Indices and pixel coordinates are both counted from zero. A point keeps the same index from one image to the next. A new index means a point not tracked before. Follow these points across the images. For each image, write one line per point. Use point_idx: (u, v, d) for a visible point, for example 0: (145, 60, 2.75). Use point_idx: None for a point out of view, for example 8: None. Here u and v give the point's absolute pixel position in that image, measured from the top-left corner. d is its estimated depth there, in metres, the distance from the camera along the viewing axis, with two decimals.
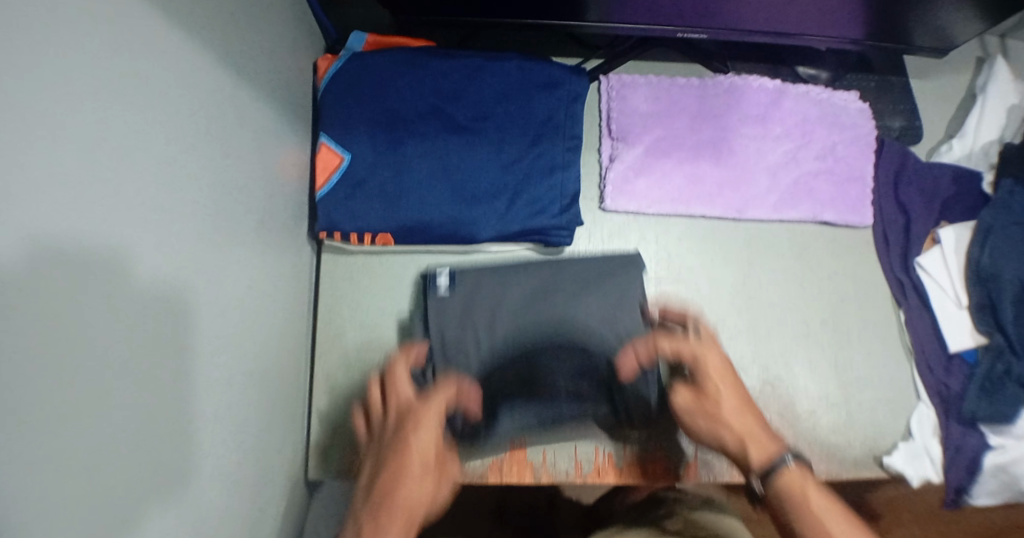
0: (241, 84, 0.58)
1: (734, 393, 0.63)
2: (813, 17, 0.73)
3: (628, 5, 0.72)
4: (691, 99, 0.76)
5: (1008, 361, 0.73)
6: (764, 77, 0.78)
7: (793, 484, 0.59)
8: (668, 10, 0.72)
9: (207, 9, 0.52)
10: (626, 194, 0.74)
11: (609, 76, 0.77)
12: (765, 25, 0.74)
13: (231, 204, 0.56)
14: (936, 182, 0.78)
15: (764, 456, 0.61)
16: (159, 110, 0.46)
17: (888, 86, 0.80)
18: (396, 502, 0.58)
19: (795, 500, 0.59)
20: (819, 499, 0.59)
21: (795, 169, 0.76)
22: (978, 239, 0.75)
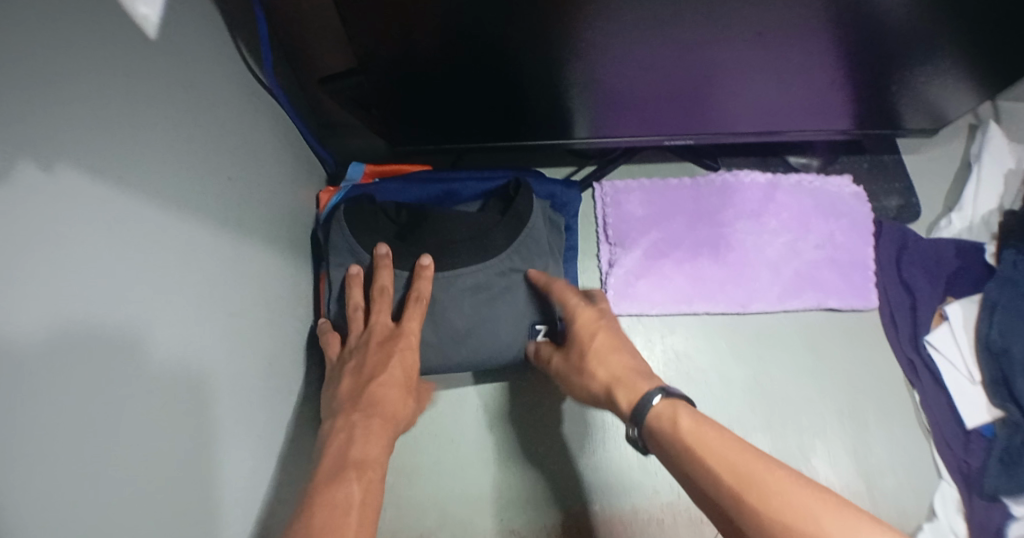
0: (260, 242, 0.60)
1: (608, 354, 0.59)
2: (799, 115, 0.76)
3: (621, 118, 0.74)
4: (686, 199, 0.78)
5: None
6: (755, 171, 0.79)
7: (669, 418, 0.52)
8: (658, 120, 0.75)
9: (228, 188, 0.55)
10: (628, 296, 0.75)
11: (602, 182, 0.79)
12: (753, 124, 0.77)
13: (258, 361, 0.58)
14: (939, 257, 0.78)
15: (636, 389, 0.55)
16: (198, 302, 0.48)
17: (881, 164, 0.82)
18: (368, 439, 0.55)
19: (671, 449, 0.50)
20: (696, 434, 0.49)
21: (794, 260, 0.76)
22: (986, 313, 0.75)
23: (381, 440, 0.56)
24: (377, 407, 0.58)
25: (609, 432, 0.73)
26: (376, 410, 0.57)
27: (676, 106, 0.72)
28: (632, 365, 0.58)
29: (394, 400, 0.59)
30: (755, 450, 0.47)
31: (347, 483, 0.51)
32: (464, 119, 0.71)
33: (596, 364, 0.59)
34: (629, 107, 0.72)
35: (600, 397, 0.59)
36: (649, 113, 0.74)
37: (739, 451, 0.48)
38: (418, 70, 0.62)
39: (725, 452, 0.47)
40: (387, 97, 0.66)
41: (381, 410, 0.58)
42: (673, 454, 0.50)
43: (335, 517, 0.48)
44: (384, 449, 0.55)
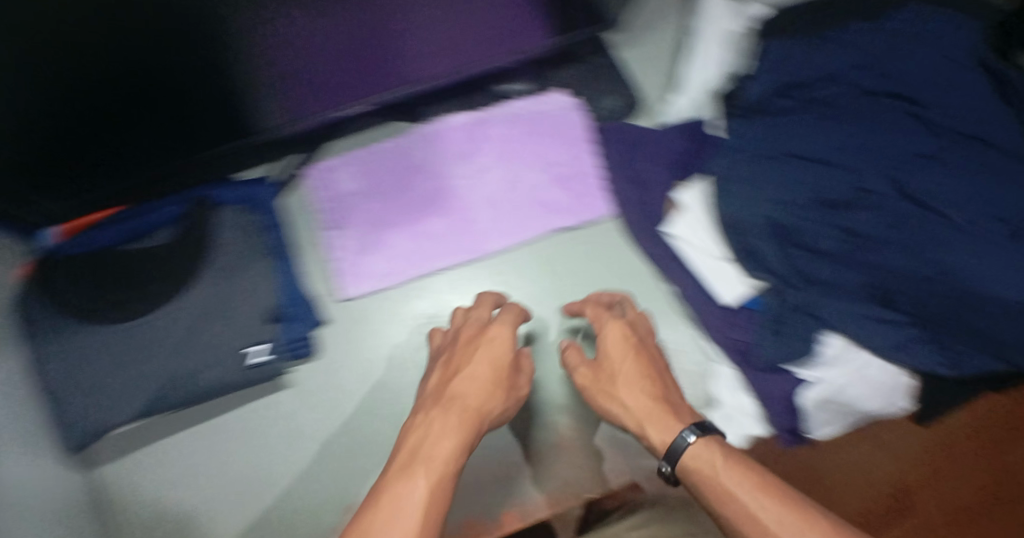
0: None
1: (634, 400, 0.62)
2: (498, 38, 0.73)
3: (312, 90, 0.69)
4: (396, 161, 0.75)
5: (792, 296, 0.70)
6: (456, 113, 0.76)
7: (697, 470, 0.55)
8: (351, 81, 0.70)
9: None
10: (359, 276, 0.73)
11: (311, 166, 0.75)
12: (444, 60, 0.72)
13: None
14: (664, 144, 0.75)
15: (664, 436, 0.59)
16: None
17: (593, 68, 0.79)
18: (455, 420, 0.57)
19: (706, 483, 0.54)
20: (731, 476, 0.53)
21: (516, 191, 0.75)
22: (716, 191, 0.72)
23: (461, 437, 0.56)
24: (451, 398, 0.60)
25: (376, 415, 0.70)
26: (460, 407, 0.59)
27: (367, 62, 0.68)
28: (653, 403, 0.62)
29: (450, 386, 0.61)
30: (777, 482, 0.53)
31: (415, 479, 0.51)
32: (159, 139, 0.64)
33: (624, 390, 0.63)
34: (322, 76, 0.67)
35: (626, 424, 0.63)
36: (339, 77, 0.69)
37: (805, 521, 0.49)
38: (83, 83, 0.53)
39: (759, 498, 0.51)
40: (67, 136, 0.57)
41: (460, 410, 0.58)
42: (705, 492, 0.54)
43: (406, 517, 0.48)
44: (460, 437, 0.56)
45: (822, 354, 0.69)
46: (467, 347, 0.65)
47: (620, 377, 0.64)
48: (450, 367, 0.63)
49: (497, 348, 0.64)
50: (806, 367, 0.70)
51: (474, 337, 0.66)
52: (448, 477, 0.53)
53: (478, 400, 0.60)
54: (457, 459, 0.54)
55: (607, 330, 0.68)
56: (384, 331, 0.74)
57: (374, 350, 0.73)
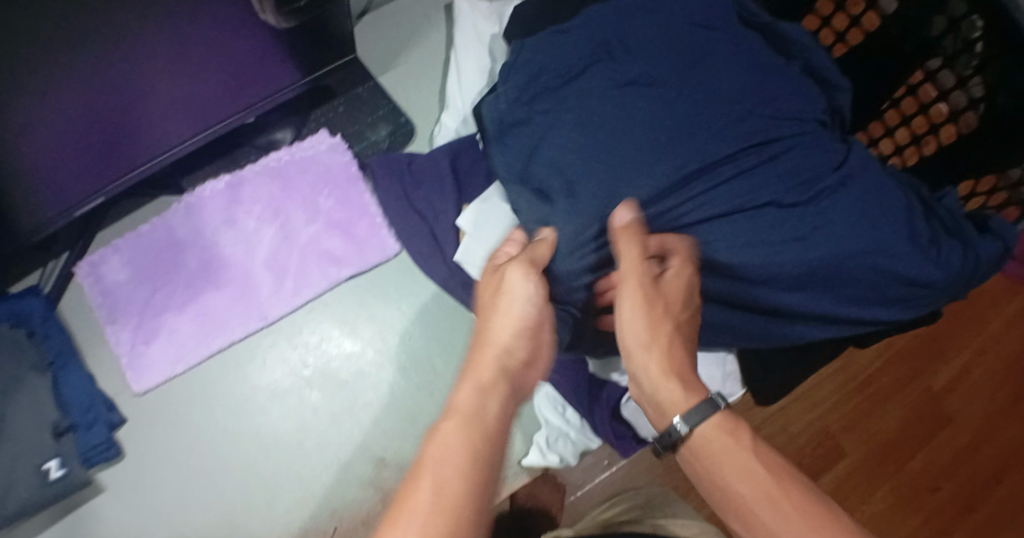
0: None
1: (647, 319, 0.45)
2: (238, 90, 0.69)
3: (45, 187, 0.65)
4: (165, 239, 0.72)
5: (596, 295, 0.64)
6: (212, 180, 0.73)
7: (701, 458, 0.44)
8: (90, 167, 0.66)
9: None
10: (143, 369, 0.69)
11: (81, 263, 0.72)
12: (186, 126, 0.69)
13: None
14: (438, 169, 0.71)
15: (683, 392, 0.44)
16: None
17: (357, 99, 0.75)
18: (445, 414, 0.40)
19: (716, 470, 0.42)
20: (758, 471, 0.41)
21: (290, 247, 0.72)
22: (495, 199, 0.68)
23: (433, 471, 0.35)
24: (483, 333, 0.45)
25: (190, 510, 0.67)
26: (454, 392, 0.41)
27: (97, 144, 0.64)
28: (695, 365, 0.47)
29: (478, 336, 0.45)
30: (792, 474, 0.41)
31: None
32: None
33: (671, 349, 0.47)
34: (48, 168, 0.63)
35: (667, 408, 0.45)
36: (71, 166, 0.65)
37: (781, 503, 0.39)
38: None
39: (795, 504, 0.39)
40: None
41: (443, 416, 0.39)
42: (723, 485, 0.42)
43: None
44: (458, 438, 0.37)
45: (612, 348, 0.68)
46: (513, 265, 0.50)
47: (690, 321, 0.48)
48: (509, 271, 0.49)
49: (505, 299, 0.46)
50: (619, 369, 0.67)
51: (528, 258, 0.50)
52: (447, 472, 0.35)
53: (467, 398, 0.41)
54: (491, 380, 0.42)
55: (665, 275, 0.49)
56: (186, 419, 0.70)
57: (179, 441, 0.69)
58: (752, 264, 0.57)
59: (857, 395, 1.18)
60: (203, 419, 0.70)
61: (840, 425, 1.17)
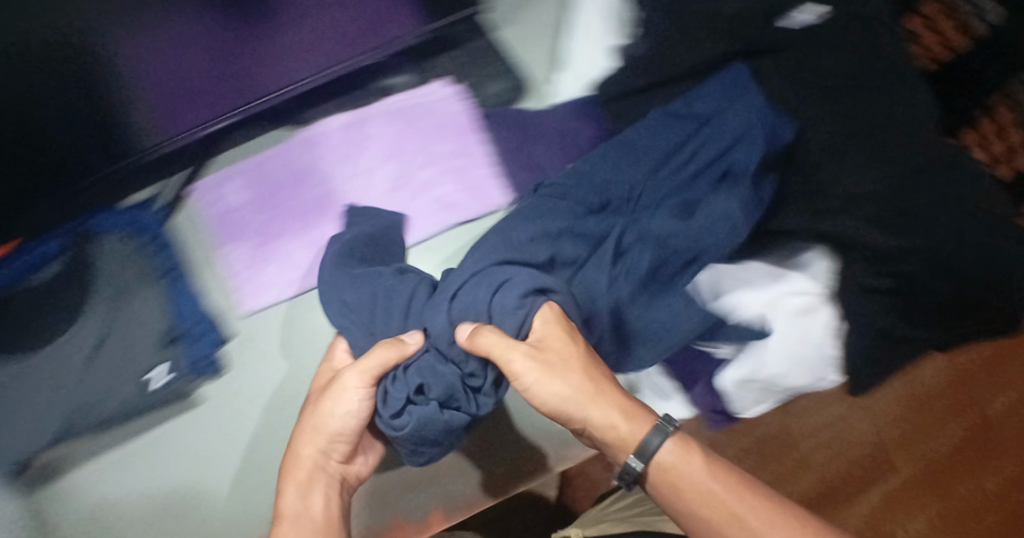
0: None
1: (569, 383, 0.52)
2: (361, 28, 0.68)
3: (166, 107, 0.65)
4: (285, 165, 0.74)
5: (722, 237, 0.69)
6: (338, 113, 0.74)
7: (677, 467, 0.52)
8: (212, 93, 0.67)
9: None
10: (255, 290, 0.71)
11: (198, 183, 0.74)
12: (305, 61, 0.69)
13: None
14: (557, 125, 0.73)
15: (639, 430, 0.52)
16: None
17: (476, 49, 0.75)
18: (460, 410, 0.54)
19: (675, 489, 0.52)
20: (720, 491, 0.51)
21: (405, 188, 0.73)
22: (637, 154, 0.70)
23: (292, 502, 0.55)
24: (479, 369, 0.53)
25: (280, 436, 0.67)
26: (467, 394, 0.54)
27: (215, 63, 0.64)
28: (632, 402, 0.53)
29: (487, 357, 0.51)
30: (737, 478, 0.53)
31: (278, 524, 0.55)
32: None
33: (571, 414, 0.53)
34: (167, 78, 0.63)
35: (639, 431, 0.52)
36: (193, 88, 0.65)
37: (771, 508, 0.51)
38: None
39: (739, 493, 0.52)
40: None
41: (302, 456, 0.56)
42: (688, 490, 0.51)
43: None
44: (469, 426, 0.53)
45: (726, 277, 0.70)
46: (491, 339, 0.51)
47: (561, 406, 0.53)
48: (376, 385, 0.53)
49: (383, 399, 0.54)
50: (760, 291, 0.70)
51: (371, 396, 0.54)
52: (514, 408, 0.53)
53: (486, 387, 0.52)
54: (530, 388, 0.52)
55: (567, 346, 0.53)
56: (283, 349, 0.70)
57: (275, 367, 0.70)
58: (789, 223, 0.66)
59: (979, 433, 0.98)
60: (298, 352, 0.70)
61: (957, 463, 0.97)
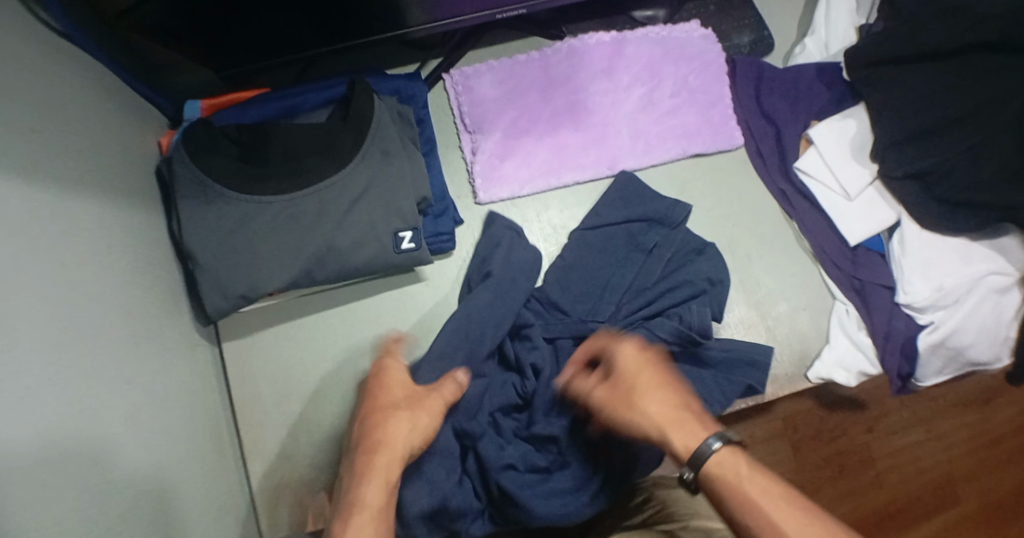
0: (86, 172, 0.57)
1: (663, 403, 0.53)
2: None
3: None
4: (535, 71, 0.77)
5: (931, 211, 0.74)
6: (599, 32, 0.78)
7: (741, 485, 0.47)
8: None
9: (44, 90, 0.53)
10: (495, 181, 0.74)
11: (452, 71, 0.76)
12: None
13: (99, 281, 0.54)
14: (797, 83, 0.78)
15: (687, 439, 0.51)
16: (11, 203, 0.46)
17: (728, 4, 0.81)
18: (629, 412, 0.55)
19: (735, 498, 0.46)
20: (756, 485, 0.46)
21: (649, 113, 0.77)
22: (876, 117, 0.76)
23: (384, 476, 0.50)
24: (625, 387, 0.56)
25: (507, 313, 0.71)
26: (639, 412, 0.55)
27: None
28: (691, 414, 0.52)
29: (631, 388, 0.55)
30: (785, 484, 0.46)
31: (359, 487, 0.49)
32: (288, 15, 0.65)
33: (649, 400, 0.54)
34: None
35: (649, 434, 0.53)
36: None
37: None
38: None
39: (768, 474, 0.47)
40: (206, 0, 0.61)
41: (389, 448, 0.52)
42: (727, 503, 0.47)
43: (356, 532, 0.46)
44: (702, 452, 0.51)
45: (938, 248, 0.75)
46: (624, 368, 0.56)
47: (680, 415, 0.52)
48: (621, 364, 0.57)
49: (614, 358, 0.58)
50: (979, 261, 0.74)
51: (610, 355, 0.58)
52: (657, 403, 0.53)
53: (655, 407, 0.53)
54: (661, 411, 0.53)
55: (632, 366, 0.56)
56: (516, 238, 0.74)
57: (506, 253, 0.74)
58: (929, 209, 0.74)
59: (983, 452, 0.98)
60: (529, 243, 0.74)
61: (960, 471, 0.97)
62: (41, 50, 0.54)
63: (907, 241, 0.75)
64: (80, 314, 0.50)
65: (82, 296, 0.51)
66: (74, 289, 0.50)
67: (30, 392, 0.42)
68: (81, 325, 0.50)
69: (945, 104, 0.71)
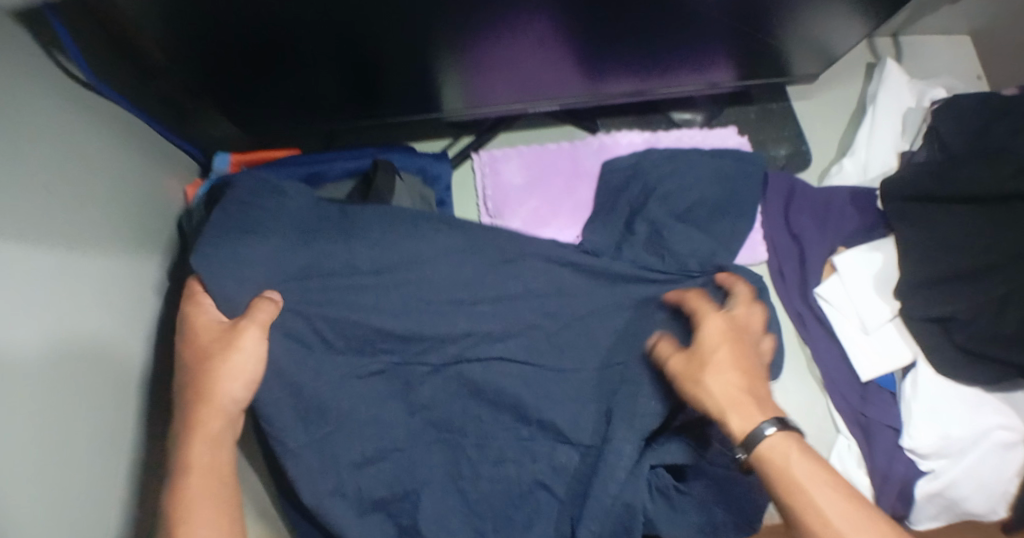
0: (112, 225, 0.60)
1: (732, 381, 0.55)
2: (678, 79, 0.74)
3: (491, 88, 0.70)
4: (563, 162, 0.78)
5: (953, 359, 0.71)
6: (633, 131, 0.78)
7: (772, 455, 0.52)
8: (536, 90, 0.72)
9: (81, 147, 0.56)
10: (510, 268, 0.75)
11: (481, 151, 0.78)
12: (620, 86, 0.74)
13: (109, 332, 0.57)
14: (830, 205, 0.77)
15: (748, 419, 0.53)
16: (46, 264, 0.49)
17: (771, 112, 0.81)
18: (696, 382, 0.57)
19: (783, 478, 0.51)
20: (805, 469, 0.51)
21: None
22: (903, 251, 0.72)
23: (212, 437, 0.54)
24: (699, 365, 0.57)
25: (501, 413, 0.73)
26: (716, 406, 0.55)
27: (556, 72, 0.69)
28: (752, 392, 0.55)
29: (709, 362, 0.57)
30: (812, 451, 0.52)
31: (189, 446, 0.54)
32: (331, 96, 0.67)
33: (715, 378, 0.56)
34: (508, 72, 0.68)
35: (710, 414, 0.55)
36: (522, 84, 0.71)
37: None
38: (291, 44, 0.56)
39: (842, 497, 0.49)
40: (249, 83, 0.62)
41: (213, 403, 0.55)
42: (778, 481, 0.51)
43: (202, 488, 0.52)
44: (758, 453, 0.53)
45: (950, 395, 0.72)
46: (722, 339, 0.58)
47: (743, 390, 0.55)
48: (710, 335, 0.58)
49: (701, 320, 0.60)
50: (999, 414, 0.71)
51: (727, 320, 0.59)
52: (732, 372, 0.56)
53: (724, 384, 0.55)
54: (733, 384, 0.55)
55: (707, 326, 0.59)
56: None
57: None
58: (952, 358, 0.70)
59: None
60: None
61: None
62: (80, 111, 0.58)
63: (920, 383, 0.72)
64: (95, 372, 0.54)
65: (96, 357, 0.54)
66: (90, 350, 0.54)
67: (43, 457, 0.46)
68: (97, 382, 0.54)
69: (974, 252, 0.69)
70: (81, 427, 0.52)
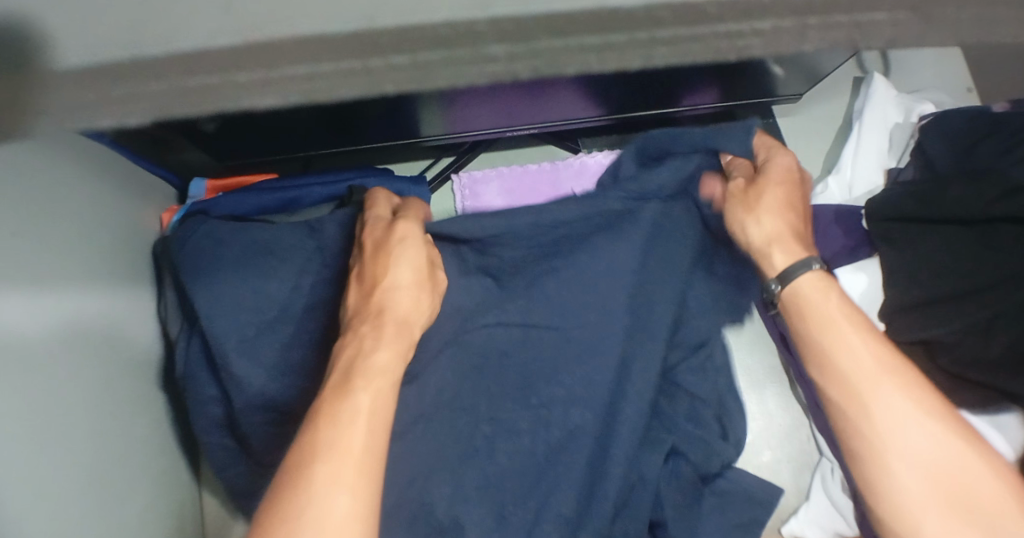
0: (85, 259, 0.60)
1: (785, 224, 0.55)
2: (660, 104, 0.73)
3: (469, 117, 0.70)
4: (545, 183, 0.77)
5: (937, 383, 0.70)
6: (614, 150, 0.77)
7: (806, 300, 0.53)
8: (514, 118, 0.71)
9: (50, 185, 0.57)
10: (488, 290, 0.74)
11: (462, 173, 0.78)
12: (601, 110, 0.73)
13: (79, 365, 0.58)
14: (814, 227, 0.76)
15: (793, 257, 0.54)
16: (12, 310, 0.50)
17: (754, 130, 0.80)
18: (752, 202, 0.57)
19: (816, 325, 0.52)
20: (841, 309, 0.52)
21: None
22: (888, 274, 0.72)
23: (391, 371, 0.46)
24: (756, 187, 0.57)
25: None
26: (762, 243, 0.55)
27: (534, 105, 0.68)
28: (799, 229, 0.56)
29: (761, 193, 0.57)
30: (902, 358, 0.50)
31: (355, 388, 0.44)
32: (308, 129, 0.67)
33: (768, 208, 0.56)
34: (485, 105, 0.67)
35: (754, 242, 0.56)
36: (499, 115, 0.70)
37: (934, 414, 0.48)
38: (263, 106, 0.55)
39: (873, 344, 0.50)
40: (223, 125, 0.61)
41: (393, 312, 0.48)
42: (809, 323, 0.52)
43: (374, 431, 0.42)
44: (802, 310, 0.53)
45: None
46: (789, 179, 0.58)
47: (789, 229, 0.55)
48: (782, 172, 0.58)
49: (766, 163, 0.59)
50: (984, 438, 0.70)
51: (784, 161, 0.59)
52: (786, 209, 0.56)
53: (777, 222, 0.55)
54: (785, 220, 0.55)
55: (775, 159, 0.59)
56: None
57: None
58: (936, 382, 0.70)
59: None
60: None
61: None
62: (49, 149, 0.58)
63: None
64: (66, 408, 0.55)
65: (65, 391, 0.55)
66: (60, 386, 0.55)
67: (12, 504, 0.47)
68: (72, 412, 0.56)
69: (958, 276, 0.67)
70: (53, 465, 0.53)
